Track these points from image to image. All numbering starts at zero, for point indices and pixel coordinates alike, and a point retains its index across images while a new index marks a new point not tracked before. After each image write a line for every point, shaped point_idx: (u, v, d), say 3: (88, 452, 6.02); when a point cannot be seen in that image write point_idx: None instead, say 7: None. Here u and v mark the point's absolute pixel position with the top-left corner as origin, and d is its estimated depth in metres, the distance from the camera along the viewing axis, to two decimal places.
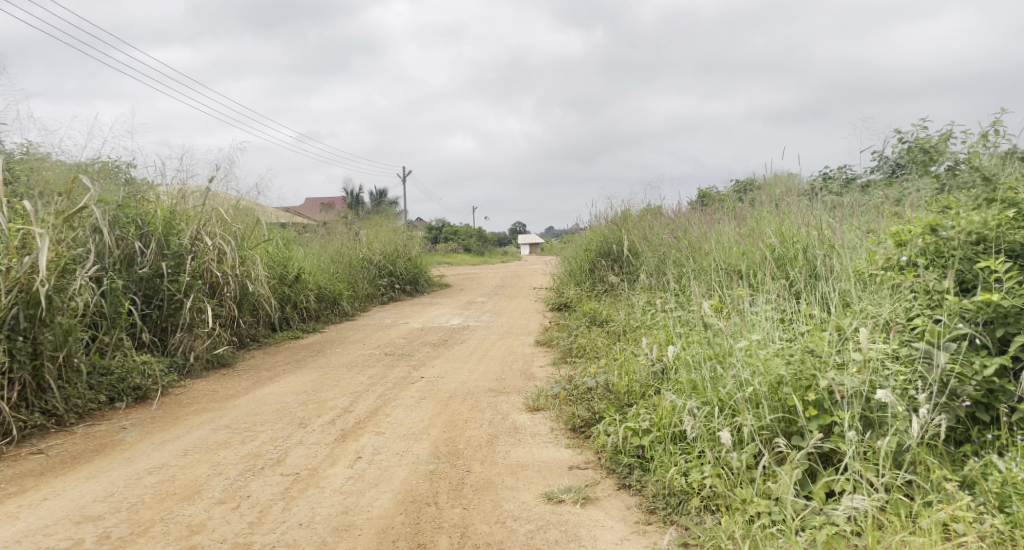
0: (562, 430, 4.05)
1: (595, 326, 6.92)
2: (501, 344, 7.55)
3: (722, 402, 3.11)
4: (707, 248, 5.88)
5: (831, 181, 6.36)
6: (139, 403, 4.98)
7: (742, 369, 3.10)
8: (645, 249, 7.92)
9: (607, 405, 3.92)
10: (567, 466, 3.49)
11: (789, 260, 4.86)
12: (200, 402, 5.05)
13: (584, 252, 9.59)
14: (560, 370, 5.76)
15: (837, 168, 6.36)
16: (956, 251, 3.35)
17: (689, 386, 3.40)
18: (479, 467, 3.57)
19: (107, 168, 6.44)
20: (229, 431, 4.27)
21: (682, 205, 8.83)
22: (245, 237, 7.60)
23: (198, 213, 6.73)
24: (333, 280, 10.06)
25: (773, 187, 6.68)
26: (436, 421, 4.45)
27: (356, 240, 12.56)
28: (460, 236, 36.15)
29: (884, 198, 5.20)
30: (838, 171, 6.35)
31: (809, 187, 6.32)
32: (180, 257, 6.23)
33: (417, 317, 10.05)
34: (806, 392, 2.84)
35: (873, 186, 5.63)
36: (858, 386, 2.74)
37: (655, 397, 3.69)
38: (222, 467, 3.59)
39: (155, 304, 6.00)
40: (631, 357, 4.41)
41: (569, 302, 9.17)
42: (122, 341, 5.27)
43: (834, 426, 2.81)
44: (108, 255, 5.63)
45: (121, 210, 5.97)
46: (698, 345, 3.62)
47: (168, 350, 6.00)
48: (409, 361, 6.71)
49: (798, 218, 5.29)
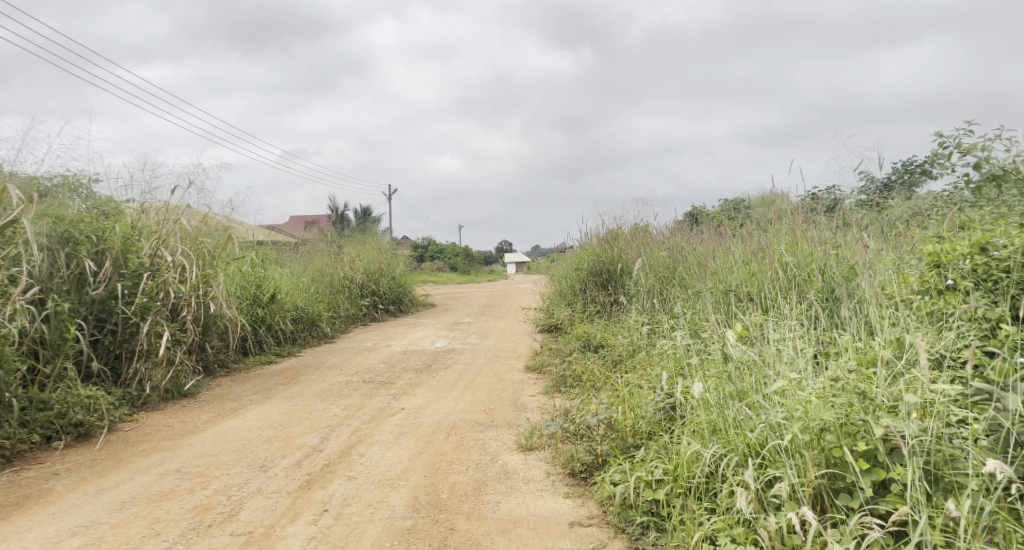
0: (559, 475, 3.55)
1: (590, 351, 6.47)
2: (488, 370, 7.04)
3: (753, 450, 2.67)
4: (713, 268, 5.45)
5: (817, 202, 5.95)
6: (82, 442, 4.40)
7: (773, 411, 2.65)
8: (640, 269, 7.50)
9: (611, 448, 3.46)
10: (568, 522, 3.01)
11: (804, 281, 4.42)
12: (152, 440, 4.50)
13: (574, 271, 9.11)
14: (554, 400, 5.29)
15: (824, 188, 5.93)
16: (1009, 273, 2.92)
17: (710, 429, 2.96)
18: (465, 524, 3.06)
19: (63, 179, 5.89)
20: (178, 477, 3.73)
21: (675, 223, 8.46)
22: (214, 254, 7.06)
23: (160, 228, 6.20)
24: (312, 300, 9.52)
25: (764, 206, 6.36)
26: (416, 463, 3.94)
27: (338, 259, 12.03)
28: (446, 256, 35.65)
29: (900, 217, 4.87)
30: (826, 192, 5.96)
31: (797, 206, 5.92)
32: (138, 276, 5.71)
33: (400, 339, 9.51)
34: (854, 442, 2.37)
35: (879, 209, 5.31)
36: (920, 435, 2.27)
37: (669, 440, 3.25)
38: (162, 525, 3.06)
39: (107, 329, 5.44)
40: (635, 391, 3.96)
41: (560, 324, 8.71)
42: (67, 372, 4.74)
43: (889, 482, 2.36)
44: (54, 276, 5.14)
45: (73, 225, 5.45)
46: (718, 380, 3.15)
47: (121, 380, 5.43)
48: (390, 390, 6.16)
49: (812, 235, 4.90)
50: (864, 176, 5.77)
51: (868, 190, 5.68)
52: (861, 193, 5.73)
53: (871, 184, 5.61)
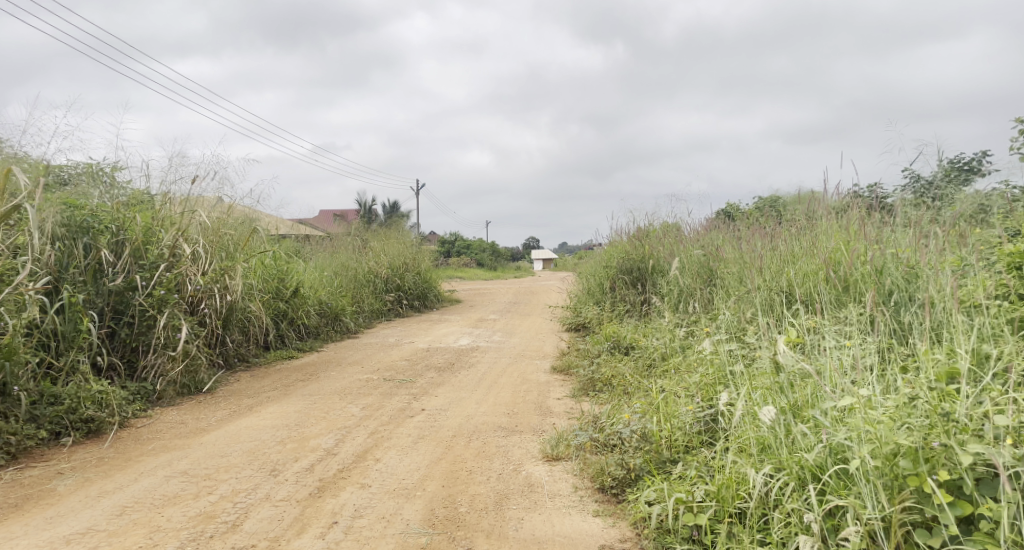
0: (588, 490, 3.27)
1: (619, 353, 6.17)
2: (513, 370, 6.76)
3: (811, 473, 2.36)
4: (755, 268, 5.10)
5: (857, 200, 5.48)
6: (92, 439, 4.26)
7: (835, 430, 2.33)
8: (674, 267, 7.14)
9: (644, 461, 3.17)
10: (598, 545, 2.74)
11: (858, 284, 4.05)
12: (164, 438, 4.34)
13: (603, 269, 8.78)
14: (581, 404, 5.00)
15: (866, 186, 5.45)
16: None
17: (760, 447, 2.65)
18: (484, 544, 2.80)
19: (86, 168, 5.79)
20: (184, 480, 3.54)
21: (710, 221, 8.09)
22: (236, 247, 6.92)
23: (181, 219, 6.07)
24: (336, 294, 9.37)
25: (805, 205, 5.95)
26: (434, 471, 3.69)
27: (363, 253, 11.88)
28: (473, 252, 35.52)
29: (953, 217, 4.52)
30: (866, 190, 5.50)
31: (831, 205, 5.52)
32: (157, 268, 5.58)
33: (424, 335, 9.30)
34: (934, 469, 2.04)
35: (924, 209, 4.95)
36: (1017, 465, 1.94)
37: (711, 456, 2.95)
38: (161, 535, 2.87)
39: (124, 321, 5.31)
40: (671, 399, 3.66)
41: (587, 323, 8.42)
42: (79, 365, 4.63)
43: (975, 518, 2.03)
44: (69, 266, 5.01)
45: (92, 215, 5.33)
46: (767, 392, 2.84)
47: (137, 374, 5.31)
48: (410, 389, 5.93)
49: (865, 234, 4.53)
50: (907, 174, 5.37)
51: (912, 189, 5.27)
52: (904, 191, 5.32)
53: (916, 183, 5.21)
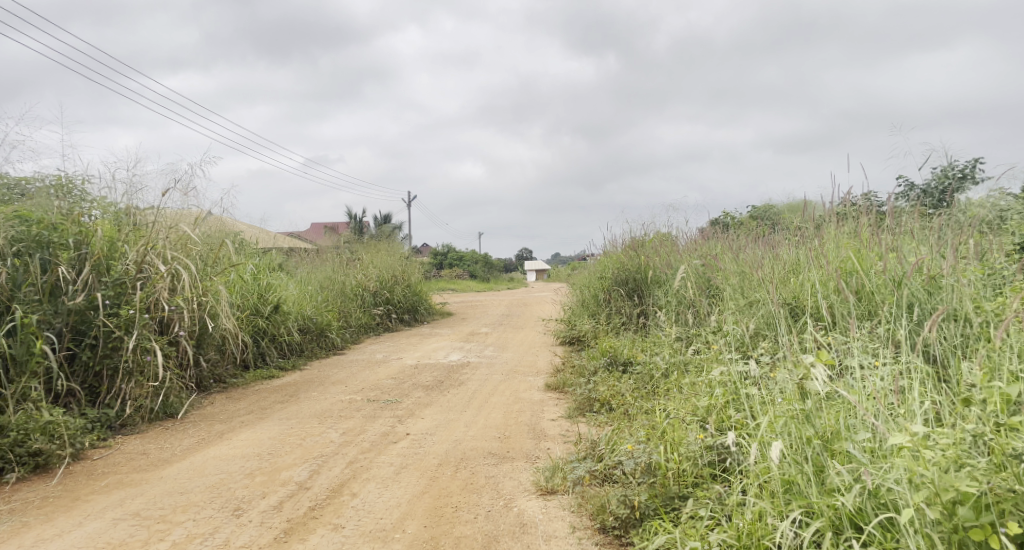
0: (587, 531, 2.93)
1: (616, 369, 5.83)
2: (505, 387, 6.40)
3: (850, 521, 2.04)
4: (761, 277, 4.78)
5: (854, 209, 5.18)
6: (40, 475, 3.88)
7: (879, 472, 2.02)
8: (672, 278, 6.82)
9: (650, 499, 2.83)
10: None
11: (877, 297, 3.75)
12: (122, 471, 3.96)
13: (598, 280, 8.44)
14: (577, 426, 4.65)
15: (861, 195, 5.17)
16: None
17: (785, 485, 2.33)
18: None
19: (54, 181, 5.41)
20: (135, 523, 3.16)
21: (706, 230, 7.80)
22: (211, 261, 6.54)
23: (150, 233, 5.67)
24: (320, 308, 8.99)
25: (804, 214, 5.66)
26: (416, 508, 3.32)
27: (350, 266, 11.49)
28: (466, 263, 35.20)
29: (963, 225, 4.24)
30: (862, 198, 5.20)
31: (828, 213, 5.22)
32: (121, 285, 5.18)
33: (413, 351, 8.92)
34: (1004, 521, 1.72)
35: (928, 217, 4.69)
36: None
37: (727, 494, 2.62)
38: None
39: (86, 343, 4.90)
40: (677, 425, 3.32)
41: (582, 336, 8.08)
42: (31, 392, 4.27)
43: None
44: (22, 285, 4.62)
45: (50, 229, 4.93)
46: (791, 420, 2.52)
47: (99, 400, 4.92)
48: (395, 411, 5.55)
49: (879, 243, 4.23)
50: (902, 183, 5.11)
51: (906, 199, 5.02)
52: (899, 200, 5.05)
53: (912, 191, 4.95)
